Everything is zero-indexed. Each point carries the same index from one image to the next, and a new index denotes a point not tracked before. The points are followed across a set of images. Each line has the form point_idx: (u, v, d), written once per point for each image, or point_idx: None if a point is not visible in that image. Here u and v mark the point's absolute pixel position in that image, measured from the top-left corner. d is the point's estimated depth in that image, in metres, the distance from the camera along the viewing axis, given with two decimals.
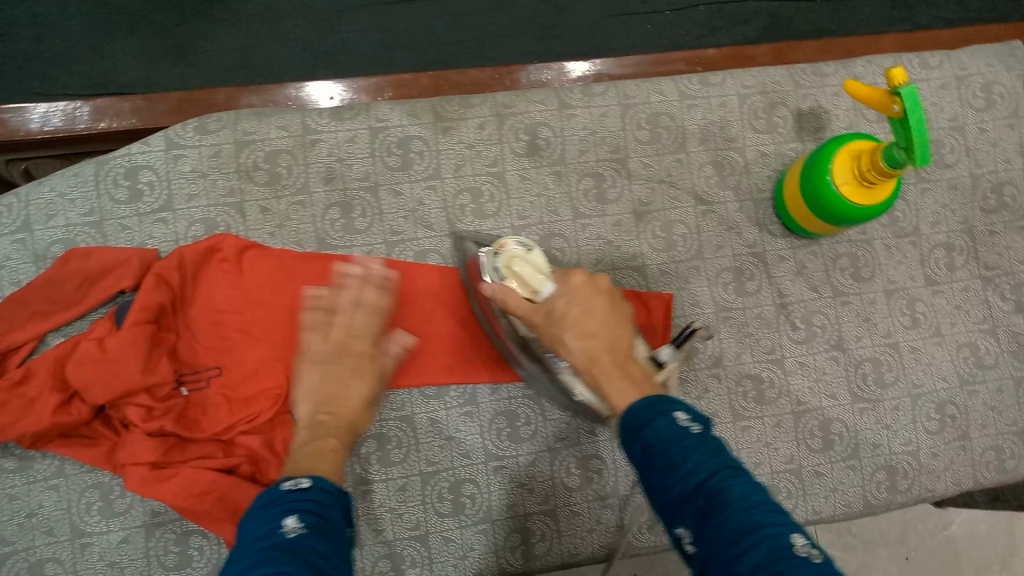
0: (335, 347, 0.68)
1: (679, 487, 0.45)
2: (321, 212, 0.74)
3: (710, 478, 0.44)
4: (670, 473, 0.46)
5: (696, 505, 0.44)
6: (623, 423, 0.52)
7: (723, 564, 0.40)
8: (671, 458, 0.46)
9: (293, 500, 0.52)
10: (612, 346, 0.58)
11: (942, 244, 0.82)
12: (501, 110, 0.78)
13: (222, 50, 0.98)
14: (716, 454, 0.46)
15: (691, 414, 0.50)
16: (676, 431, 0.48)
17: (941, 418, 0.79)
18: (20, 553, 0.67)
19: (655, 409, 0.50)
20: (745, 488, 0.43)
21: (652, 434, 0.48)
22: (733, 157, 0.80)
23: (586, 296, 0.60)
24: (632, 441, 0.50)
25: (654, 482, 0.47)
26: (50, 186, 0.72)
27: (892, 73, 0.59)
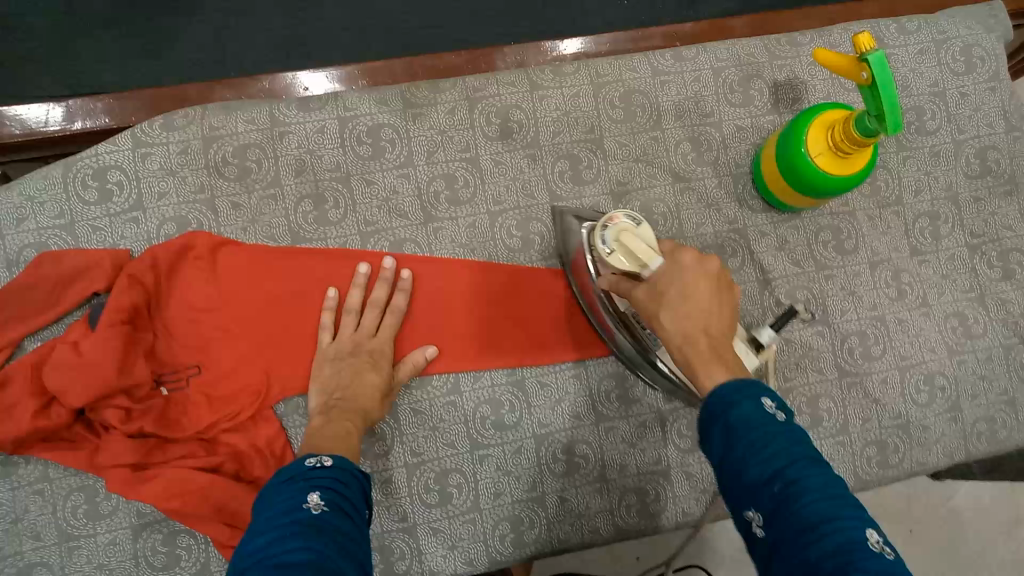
0: (351, 342, 0.69)
1: (757, 471, 0.43)
2: (294, 206, 0.74)
3: (790, 465, 0.42)
4: (748, 456, 0.43)
5: (772, 490, 0.41)
6: (704, 403, 0.49)
7: (795, 551, 0.39)
8: (753, 442, 0.44)
9: (318, 479, 0.50)
10: (710, 329, 0.52)
11: (926, 213, 0.81)
12: (472, 94, 0.77)
13: (193, 45, 0.97)
14: (798, 444, 0.44)
15: (776, 402, 0.47)
16: (759, 415, 0.45)
17: (930, 390, 0.78)
18: (8, 558, 0.67)
19: (738, 390, 0.47)
20: (824, 480, 0.41)
21: (735, 417, 0.45)
22: (710, 133, 0.79)
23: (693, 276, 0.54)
24: (709, 421, 0.47)
25: (727, 464, 0.45)
26: (19, 190, 0.72)
27: (859, 40, 0.60)
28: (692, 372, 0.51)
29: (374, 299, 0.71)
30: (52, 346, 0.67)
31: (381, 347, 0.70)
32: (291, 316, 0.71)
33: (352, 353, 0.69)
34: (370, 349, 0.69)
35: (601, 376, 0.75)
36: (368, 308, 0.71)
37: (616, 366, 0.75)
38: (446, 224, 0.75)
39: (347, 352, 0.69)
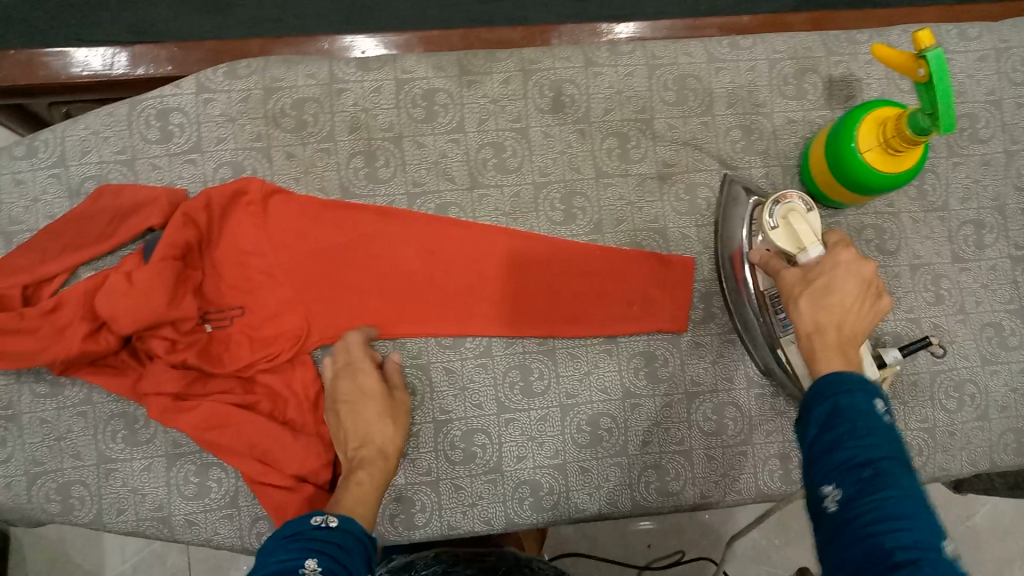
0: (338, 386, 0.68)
1: (850, 454, 0.44)
2: (345, 161, 0.75)
3: (886, 458, 0.44)
4: (846, 439, 0.45)
5: (861, 474, 0.43)
6: (811, 385, 0.51)
7: (864, 532, 0.41)
8: (855, 430, 0.46)
9: (318, 541, 0.50)
10: (840, 327, 0.56)
11: (971, 220, 0.81)
12: (528, 66, 0.79)
13: (259, 2, 0.99)
14: (899, 445, 0.45)
15: (887, 405, 0.48)
16: (867, 408, 0.47)
17: (960, 396, 0.78)
18: (50, 473, 0.71)
19: (854, 382, 0.49)
20: (915, 483, 0.43)
21: (844, 403, 0.48)
22: (762, 122, 0.79)
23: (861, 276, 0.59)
24: (815, 398, 0.49)
25: (820, 442, 0.47)
26: (85, 124, 0.74)
27: (918, 36, 0.60)
28: (810, 357, 0.55)
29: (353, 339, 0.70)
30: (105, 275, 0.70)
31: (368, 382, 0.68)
32: (332, 268, 0.73)
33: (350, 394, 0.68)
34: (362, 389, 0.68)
35: (631, 353, 0.75)
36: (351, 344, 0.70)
37: (647, 345, 0.75)
38: (491, 191, 0.76)
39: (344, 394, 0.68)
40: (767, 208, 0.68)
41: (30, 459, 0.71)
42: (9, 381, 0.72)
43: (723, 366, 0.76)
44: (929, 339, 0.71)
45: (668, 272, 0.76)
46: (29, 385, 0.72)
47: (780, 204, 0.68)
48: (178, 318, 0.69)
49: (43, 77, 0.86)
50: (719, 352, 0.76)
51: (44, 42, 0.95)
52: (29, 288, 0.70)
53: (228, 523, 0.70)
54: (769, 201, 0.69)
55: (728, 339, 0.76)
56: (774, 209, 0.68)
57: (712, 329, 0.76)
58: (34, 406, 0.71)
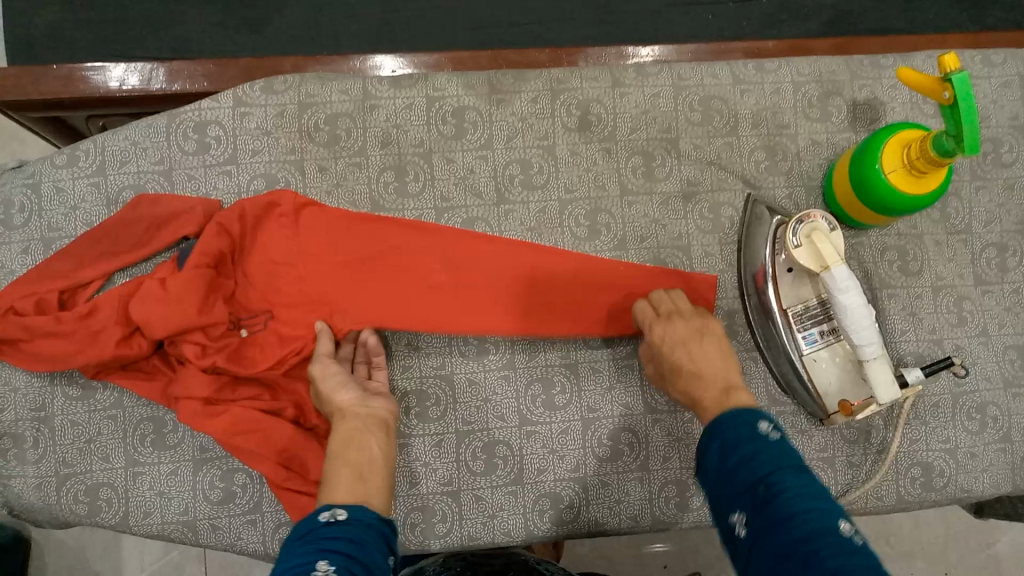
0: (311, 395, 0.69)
1: (743, 479, 0.50)
2: (376, 174, 0.77)
3: (771, 472, 0.49)
4: (738, 468, 0.51)
5: (755, 492, 0.48)
6: (708, 427, 0.57)
7: (765, 539, 0.45)
8: (745, 455, 0.51)
9: (329, 538, 0.50)
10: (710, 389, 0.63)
11: (994, 243, 0.81)
12: (556, 85, 0.80)
13: (294, 22, 1.01)
14: (784, 457, 0.51)
15: (772, 425, 0.55)
16: (752, 434, 0.53)
17: (982, 418, 0.78)
18: (78, 476, 0.71)
19: (737, 417, 0.55)
20: (802, 483, 0.47)
21: (730, 437, 0.54)
22: (786, 144, 0.80)
23: (682, 341, 0.66)
24: (710, 440, 0.56)
25: (721, 477, 0.52)
26: (125, 134, 0.77)
27: (944, 60, 0.61)
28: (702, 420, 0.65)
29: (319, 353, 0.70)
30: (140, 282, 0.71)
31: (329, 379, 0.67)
32: (365, 271, 0.74)
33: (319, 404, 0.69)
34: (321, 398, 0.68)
35: None
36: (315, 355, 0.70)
37: None
38: (517, 207, 0.78)
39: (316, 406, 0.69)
40: (789, 226, 0.71)
41: (60, 460, 0.72)
42: (43, 383, 0.73)
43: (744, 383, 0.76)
44: (951, 360, 0.72)
45: (691, 288, 0.76)
46: (62, 388, 0.73)
47: (803, 224, 0.70)
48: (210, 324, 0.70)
49: (83, 90, 0.88)
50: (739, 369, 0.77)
51: (84, 58, 0.98)
52: (65, 292, 0.72)
53: (251, 528, 0.71)
54: (792, 219, 0.71)
55: (749, 356, 0.77)
56: (798, 229, 0.70)
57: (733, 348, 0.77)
58: (65, 409, 0.72)
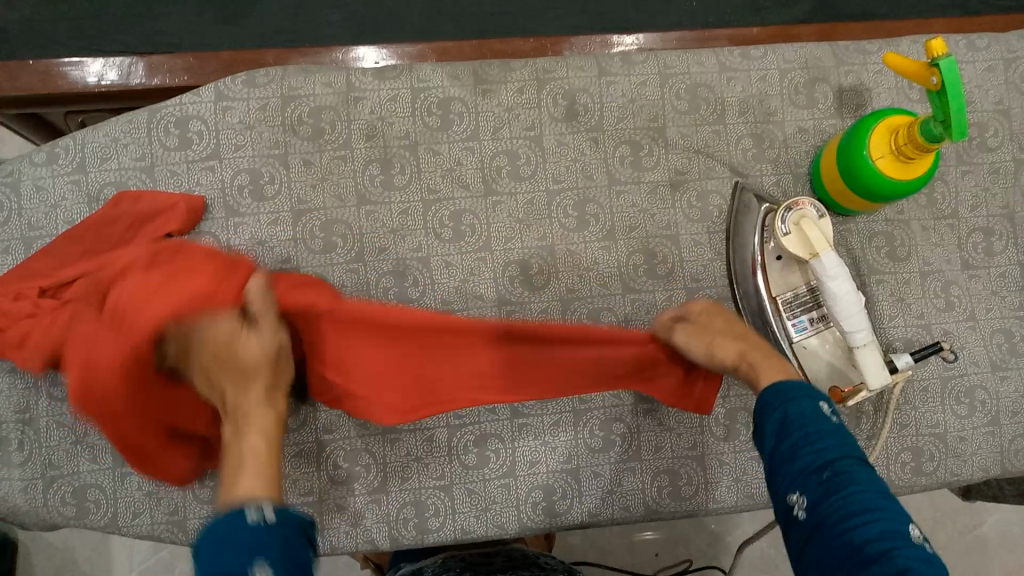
0: (219, 343, 0.60)
1: (808, 460, 0.50)
2: (361, 167, 0.76)
3: (840, 459, 0.49)
4: (804, 445, 0.51)
5: (822, 477, 0.48)
6: (762, 393, 0.57)
7: (833, 532, 0.46)
8: (808, 435, 0.51)
9: (258, 541, 0.49)
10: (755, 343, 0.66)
11: (981, 228, 0.82)
12: (542, 75, 0.80)
13: (273, 14, 1.00)
14: (847, 442, 0.51)
15: (830, 405, 0.55)
16: (814, 412, 0.53)
17: (971, 402, 0.78)
18: (65, 478, 0.71)
19: (798, 390, 0.55)
20: (870, 478, 0.48)
21: (792, 409, 0.53)
22: (773, 131, 0.80)
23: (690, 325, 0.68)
24: (767, 408, 0.55)
25: (778, 450, 0.52)
26: (105, 130, 0.75)
27: (932, 45, 0.61)
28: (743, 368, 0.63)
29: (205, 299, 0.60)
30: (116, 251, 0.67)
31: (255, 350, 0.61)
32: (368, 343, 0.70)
33: (220, 352, 0.60)
34: (229, 348, 0.60)
35: None
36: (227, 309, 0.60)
37: None
38: (505, 199, 0.77)
39: (208, 353, 0.60)
40: (778, 214, 0.70)
41: (46, 463, 0.71)
42: (26, 384, 0.71)
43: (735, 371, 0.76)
44: (942, 345, 0.72)
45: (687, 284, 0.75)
46: (46, 390, 0.71)
47: (791, 211, 0.70)
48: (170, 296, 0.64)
49: (62, 86, 0.87)
50: None
51: (60, 52, 0.96)
52: (46, 290, 0.68)
53: None
54: (781, 206, 0.71)
55: None
56: (786, 217, 0.70)
57: None
58: (49, 411, 0.71)
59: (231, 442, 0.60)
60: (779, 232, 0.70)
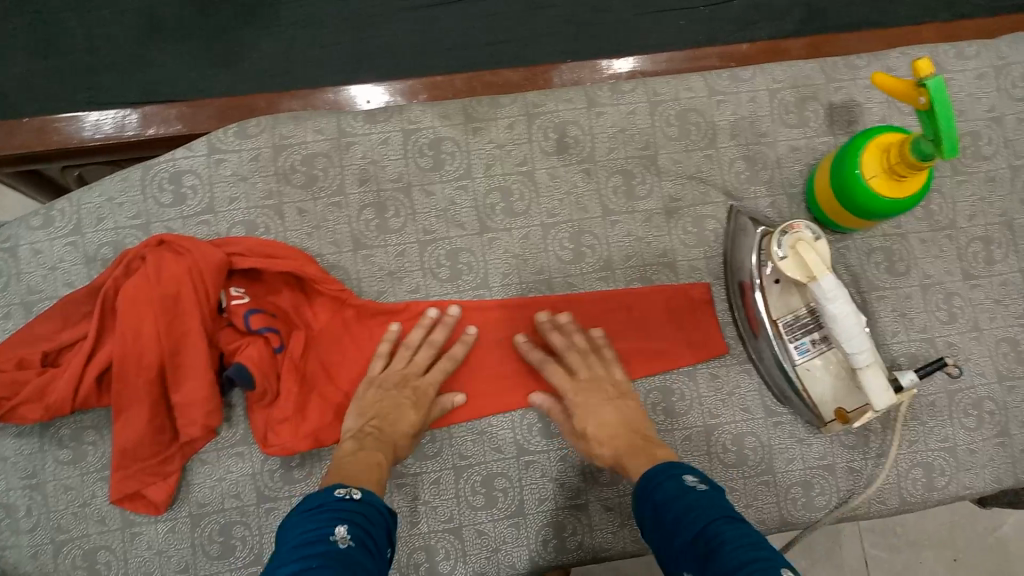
0: (399, 375, 0.71)
1: (683, 534, 0.51)
2: (356, 213, 0.77)
3: (708, 525, 0.50)
4: (677, 523, 0.52)
5: (696, 544, 0.49)
6: (638, 488, 0.59)
7: None
8: (678, 511, 0.53)
9: (342, 512, 0.52)
10: (629, 441, 0.66)
11: (980, 237, 0.81)
12: (531, 110, 0.80)
13: (262, 57, 0.99)
14: (714, 505, 0.52)
15: (699, 477, 0.57)
16: (680, 490, 0.55)
17: (979, 415, 0.78)
18: (75, 540, 0.70)
19: (665, 473, 0.57)
20: (741, 532, 0.48)
21: (662, 494, 0.55)
22: (765, 152, 0.80)
23: (594, 405, 0.69)
24: (643, 504, 0.57)
25: (661, 535, 0.53)
26: (100, 191, 0.76)
27: (918, 65, 0.60)
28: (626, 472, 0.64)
29: (411, 341, 0.73)
30: (127, 258, 0.69)
31: (425, 385, 0.71)
32: None
33: (397, 383, 0.70)
34: (413, 386, 0.70)
35: (648, 389, 0.75)
36: (424, 345, 0.73)
37: (663, 380, 0.76)
38: (500, 235, 0.77)
39: (393, 380, 0.71)
40: (773, 238, 0.70)
41: (56, 526, 0.70)
42: (33, 448, 0.72)
43: (740, 395, 0.76)
44: (944, 363, 0.71)
45: (693, 306, 0.77)
46: (53, 453, 0.72)
47: (786, 234, 0.69)
48: (176, 299, 0.68)
49: (57, 142, 0.88)
50: (733, 383, 0.76)
51: (49, 107, 0.96)
52: (48, 355, 0.70)
53: None
54: (777, 230, 0.70)
55: (743, 368, 0.76)
56: (782, 240, 0.69)
57: (728, 359, 0.76)
58: (58, 474, 0.71)
59: (355, 450, 0.64)
60: (775, 255, 0.69)
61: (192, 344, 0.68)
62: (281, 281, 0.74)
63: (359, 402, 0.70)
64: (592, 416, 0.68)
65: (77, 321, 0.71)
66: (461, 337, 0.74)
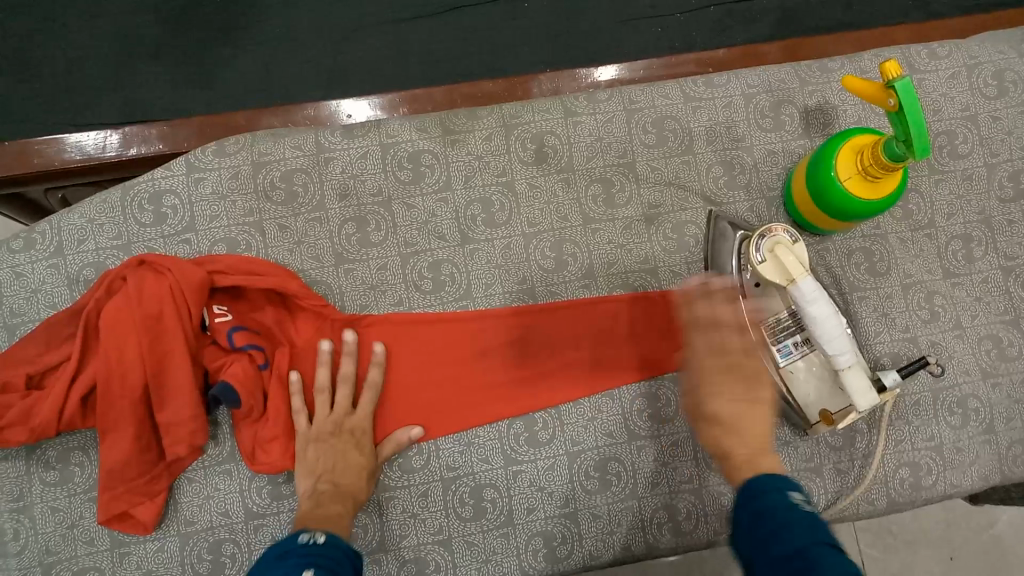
0: (330, 423, 0.70)
1: (777, 549, 0.47)
2: (337, 228, 0.77)
3: (808, 544, 0.46)
4: (774, 535, 0.48)
5: (791, 561, 0.45)
6: (740, 490, 0.56)
7: None
8: (782, 525, 0.49)
9: (307, 557, 0.53)
10: (750, 437, 0.62)
11: (959, 235, 0.82)
12: (509, 121, 0.80)
13: (243, 75, 1.00)
14: (819, 530, 0.48)
15: (805, 498, 0.53)
16: (785, 505, 0.51)
17: (964, 412, 0.78)
18: (64, 562, 0.70)
19: (771, 483, 0.54)
20: (842, 561, 0.44)
21: (765, 504, 0.52)
22: (742, 157, 0.80)
23: (722, 389, 0.64)
24: (742, 511, 0.53)
25: (753, 545, 0.49)
26: (80, 213, 0.76)
27: (886, 67, 0.61)
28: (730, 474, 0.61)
29: (323, 382, 0.72)
30: (109, 278, 0.69)
31: (359, 425, 0.71)
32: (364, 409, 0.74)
33: (328, 430, 0.70)
34: (344, 429, 0.70)
35: (633, 395, 0.75)
36: (342, 381, 0.72)
37: (648, 386, 0.76)
38: (482, 246, 0.78)
39: (324, 427, 0.70)
40: (752, 241, 0.70)
41: (43, 549, 0.70)
42: (19, 472, 0.72)
43: None
44: (926, 360, 0.72)
45: (675, 308, 0.77)
46: (40, 475, 0.71)
47: (765, 237, 0.70)
48: (158, 320, 0.68)
49: (38, 164, 0.88)
50: None
51: (31, 130, 0.96)
52: (33, 377, 0.70)
53: None
54: (755, 234, 0.70)
55: None
56: (761, 243, 0.70)
57: None
58: (44, 496, 0.71)
59: (313, 505, 0.64)
60: (754, 259, 0.70)
61: (176, 363, 0.68)
62: (263, 297, 0.74)
63: (302, 462, 0.69)
64: (717, 399, 0.64)
65: (61, 343, 0.71)
66: (373, 363, 0.73)
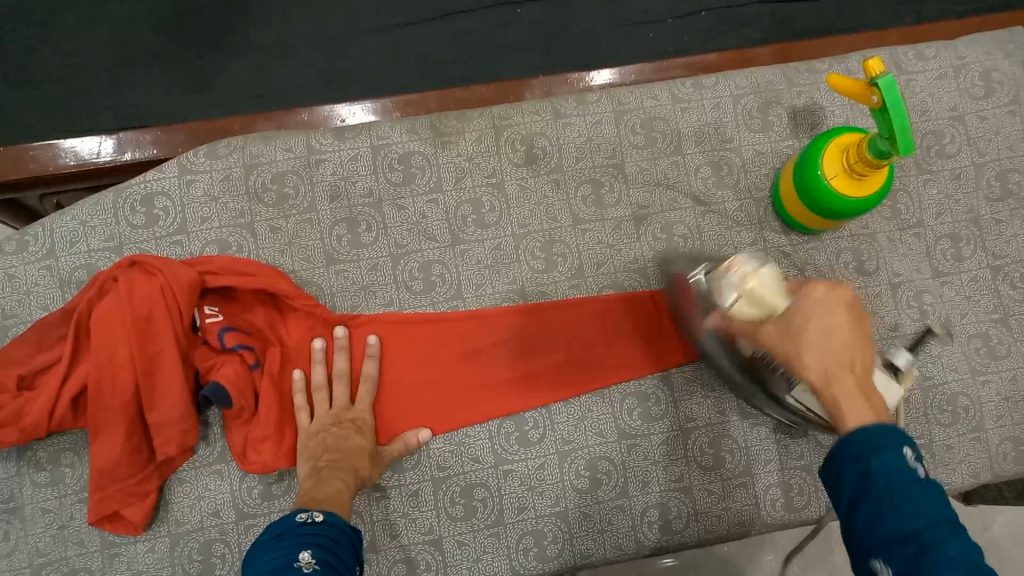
0: (329, 416, 0.71)
1: (890, 529, 0.41)
2: (328, 229, 0.77)
3: (926, 528, 0.40)
4: (884, 509, 0.41)
5: (907, 550, 0.39)
6: (840, 440, 0.46)
7: None
8: (893, 496, 0.41)
9: (306, 536, 0.53)
10: (854, 368, 0.49)
11: (947, 235, 0.82)
12: (498, 123, 0.81)
13: (235, 81, 1.00)
14: (938, 503, 0.41)
15: (918, 451, 0.44)
16: (900, 467, 0.43)
17: (954, 410, 0.78)
18: (54, 562, 0.70)
19: (884, 437, 0.44)
20: (966, 548, 0.38)
21: (875, 465, 0.43)
22: (730, 158, 0.81)
23: (826, 309, 0.50)
24: (846, 460, 0.45)
25: (858, 513, 0.43)
26: (72, 215, 0.77)
27: (868, 64, 0.62)
28: (836, 411, 0.47)
29: (317, 381, 0.72)
30: (100, 279, 0.70)
31: (360, 416, 0.71)
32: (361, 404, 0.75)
33: (329, 421, 0.70)
34: (344, 418, 0.71)
35: (623, 394, 0.76)
36: (338, 379, 0.73)
37: (639, 386, 0.76)
38: (472, 246, 0.78)
39: (322, 420, 0.71)
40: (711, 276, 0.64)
41: (34, 549, 0.70)
42: (10, 472, 0.72)
43: (715, 399, 0.76)
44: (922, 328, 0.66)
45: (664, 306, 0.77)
46: (31, 476, 0.72)
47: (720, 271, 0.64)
48: (149, 320, 0.68)
49: (33, 170, 0.89)
50: (709, 384, 0.76)
51: (25, 136, 0.97)
52: (25, 377, 0.70)
53: None
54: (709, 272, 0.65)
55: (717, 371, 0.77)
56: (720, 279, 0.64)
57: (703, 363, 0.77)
58: (35, 497, 0.71)
59: (312, 484, 0.64)
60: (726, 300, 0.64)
61: (166, 363, 0.68)
62: (255, 298, 0.75)
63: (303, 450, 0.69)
64: (820, 320, 0.50)
65: (53, 345, 0.71)
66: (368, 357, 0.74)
